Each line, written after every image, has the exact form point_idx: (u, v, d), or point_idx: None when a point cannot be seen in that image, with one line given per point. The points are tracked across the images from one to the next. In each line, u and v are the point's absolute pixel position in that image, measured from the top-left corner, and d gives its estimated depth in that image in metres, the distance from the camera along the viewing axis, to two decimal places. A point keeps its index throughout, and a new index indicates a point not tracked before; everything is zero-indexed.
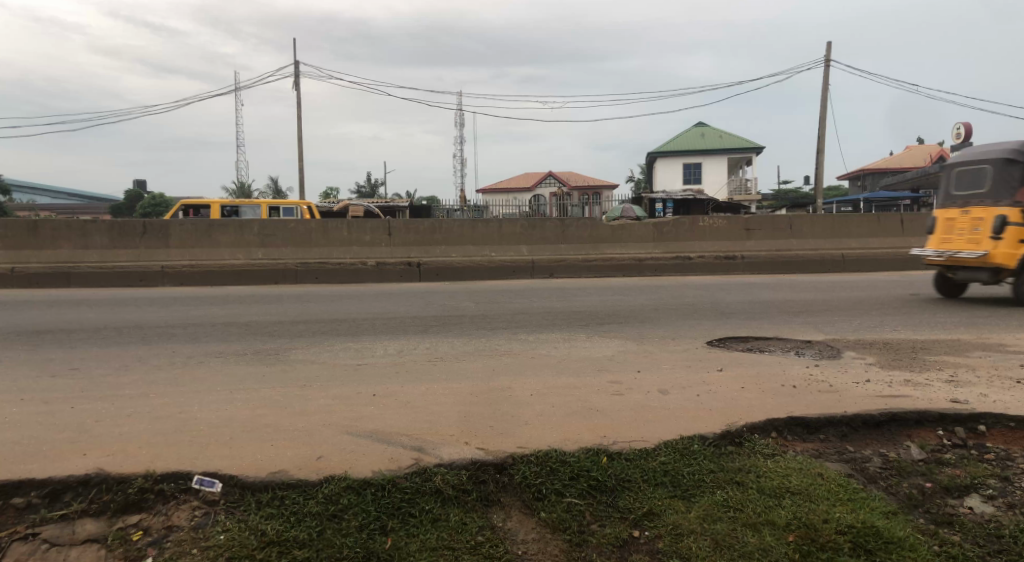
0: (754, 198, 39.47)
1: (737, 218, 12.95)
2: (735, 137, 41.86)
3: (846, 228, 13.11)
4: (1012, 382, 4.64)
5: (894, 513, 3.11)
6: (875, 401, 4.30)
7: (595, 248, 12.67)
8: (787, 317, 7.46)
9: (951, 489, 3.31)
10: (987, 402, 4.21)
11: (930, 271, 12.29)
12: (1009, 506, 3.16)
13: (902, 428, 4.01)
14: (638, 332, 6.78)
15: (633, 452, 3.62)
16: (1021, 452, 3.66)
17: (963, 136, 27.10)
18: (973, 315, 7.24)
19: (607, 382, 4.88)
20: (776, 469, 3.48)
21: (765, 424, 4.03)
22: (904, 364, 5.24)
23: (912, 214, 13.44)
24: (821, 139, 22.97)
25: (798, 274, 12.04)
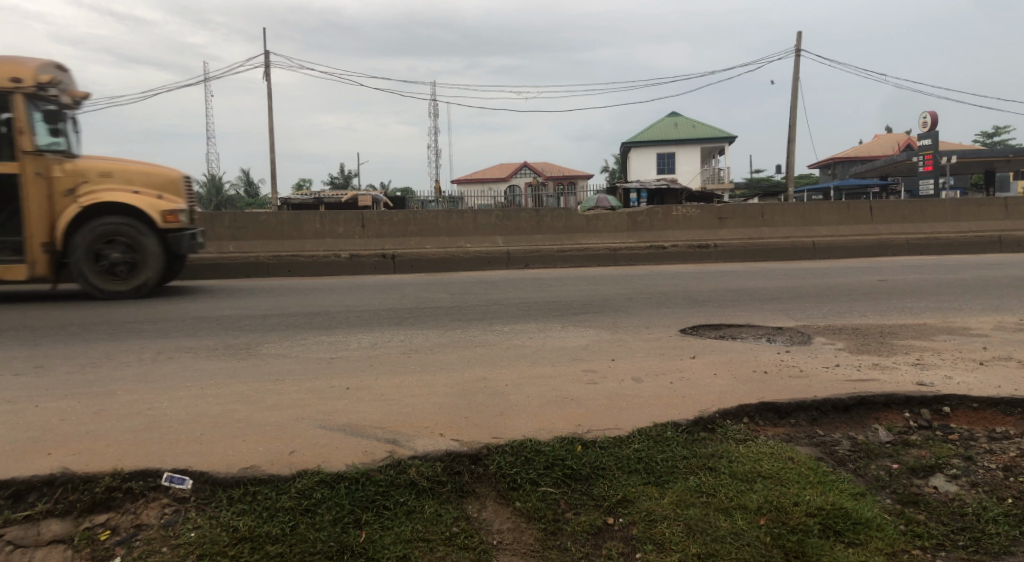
0: (727, 188, 39.81)
1: (710, 207, 13.12)
2: (708, 127, 42.19)
3: (815, 216, 13.33)
4: (976, 364, 4.75)
5: (862, 494, 3.17)
6: (844, 386, 4.37)
7: (569, 238, 12.72)
8: (759, 304, 7.54)
9: (917, 470, 3.38)
10: (952, 384, 4.31)
11: (898, 257, 12.49)
12: (973, 484, 3.24)
13: (870, 412, 4.08)
14: (612, 321, 6.81)
15: (607, 440, 3.64)
16: (984, 431, 3.74)
17: (929, 125, 27.59)
18: (938, 299, 7.39)
19: (581, 371, 4.90)
20: (748, 454, 3.52)
21: (736, 410, 4.08)
22: (872, 349, 5.33)
23: (880, 202, 13.64)
24: (792, 129, 23.22)
25: (770, 262, 12.18)
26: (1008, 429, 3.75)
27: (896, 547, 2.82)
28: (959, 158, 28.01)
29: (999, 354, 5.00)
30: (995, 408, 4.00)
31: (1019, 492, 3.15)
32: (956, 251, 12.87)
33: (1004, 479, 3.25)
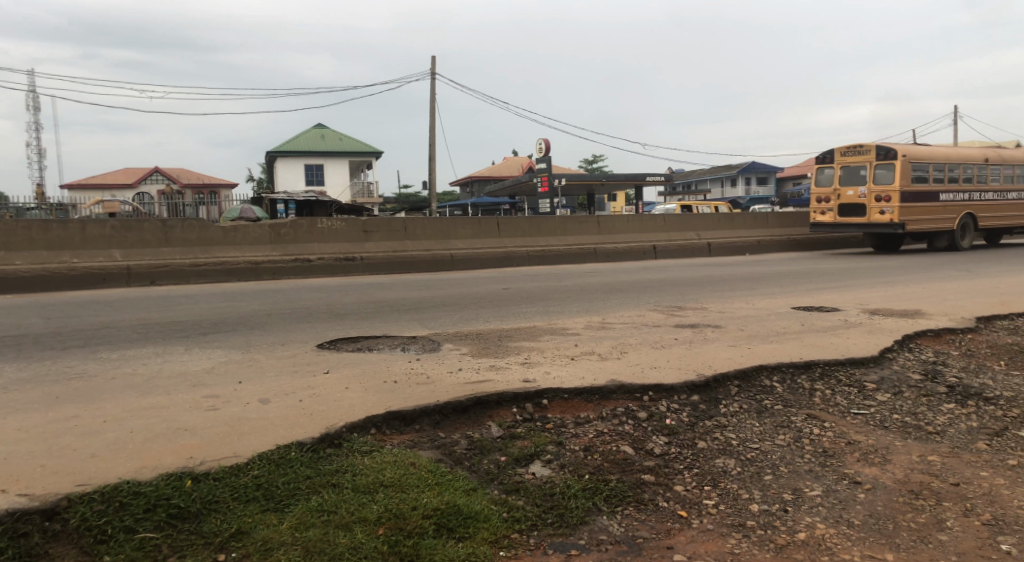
0: (375, 201, 40.87)
1: (354, 219, 13.14)
2: (356, 142, 42.84)
3: (452, 230, 14.15)
4: (568, 359, 5.52)
5: (474, 489, 3.42)
6: (463, 388, 4.69)
7: (204, 250, 11.66)
8: (397, 315, 7.80)
9: (520, 459, 3.77)
10: (550, 379, 4.91)
11: (521, 268, 13.89)
12: (562, 466, 3.71)
13: (485, 410, 4.43)
14: (245, 339, 6.41)
15: (222, 470, 3.37)
16: (572, 418, 4.33)
17: (544, 151, 31.62)
18: (548, 304, 8.46)
19: (201, 397, 4.49)
20: (372, 465, 3.55)
21: (363, 422, 4.10)
22: (490, 351, 5.86)
23: (506, 218, 14.91)
24: (433, 146, 24.52)
25: (411, 273, 12.68)
26: (589, 414, 4.40)
27: (498, 534, 3.09)
28: (568, 181, 32.50)
29: (586, 349, 5.88)
30: (580, 396, 4.65)
31: (595, 467, 3.70)
32: (562, 261, 14.91)
33: (585, 458, 3.79)
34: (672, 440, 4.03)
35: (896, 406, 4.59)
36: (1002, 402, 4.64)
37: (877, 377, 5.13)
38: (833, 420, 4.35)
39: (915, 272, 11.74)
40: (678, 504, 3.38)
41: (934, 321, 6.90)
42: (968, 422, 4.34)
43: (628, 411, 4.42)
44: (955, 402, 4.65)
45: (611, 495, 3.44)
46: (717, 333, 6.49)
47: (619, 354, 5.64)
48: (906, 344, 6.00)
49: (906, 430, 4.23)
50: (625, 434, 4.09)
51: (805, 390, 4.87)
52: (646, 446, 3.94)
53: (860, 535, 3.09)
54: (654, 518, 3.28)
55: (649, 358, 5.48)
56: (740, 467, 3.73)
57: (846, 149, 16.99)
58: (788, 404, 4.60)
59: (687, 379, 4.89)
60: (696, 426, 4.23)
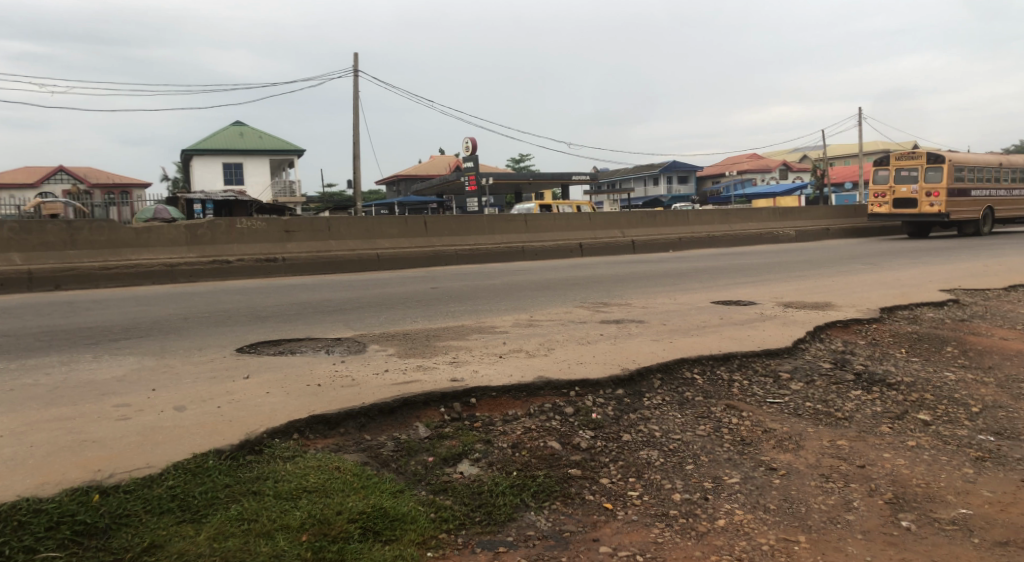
0: (298, 201, 39.93)
1: (276, 219, 12.78)
2: (278, 140, 41.76)
3: (378, 229, 13.93)
4: (496, 357, 5.53)
5: (401, 491, 3.38)
6: (389, 388, 4.63)
7: (114, 253, 11.11)
8: (321, 316, 7.65)
9: (448, 459, 3.75)
10: (478, 378, 4.89)
11: (448, 267, 13.82)
12: (490, 464, 3.71)
13: (412, 411, 4.38)
14: (160, 345, 6.15)
15: (134, 483, 3.21)
16: (500, 416, 4.34)
17: (470, 150, 31.59)
18: (475, 302, 8.48)
19: (111, 407, 4.27)
20: (295, 470, 3.45)
21: (286, 427, 3.99)
22: (417, 352, 5.81)
23: (434, 217, 14.79)
24: (356, 144, 24.10)
25: (336, 274, 12.45)
26: (517, 411, 4.41)
27: (426, 535, 3.07)
28: (495, 179, 32.59)
29: (513, 347, 5.91)
30: (508, 393, 4.66)
31: (523, 463, 3.72)
32: (489, 259, 14.93)
33: (513, 455, 3.80)
34: (598, 434, 4.10)
35: (808, 394, 4.81)
36: (903, 387, 4.92)
37: (790, 367, 5.36)
38: (750, 409, 4.52)
39: (824, 266, 12.34)
40: (604, 496, 3.44)
41: (842, 312, 7.25)
42: (873, 407, 4.58)
43: (555, 407, 4.46)
44: (861, 388, 4.91)
45: (538, 490, 3.46)
46: (640, 328, 6.64)
47: (546, 351, 5.69)
48: (817, 335, 6.28)
49: (818, 416, 4.43)
50: (553, 429, 4.13)
51: (724, 381, 5.04)
52: (572, 441, 3.99)
53: (775, 519, 3.21)
54: (581, 511, 3.32)
55: (575, 354, 5.55)
56: (663, 458, 3.82)
57: (902, 155, 21.72)
58: (708, 396, 4.75)
59: (612, 373, 4.98)
60: (621, 419, 4.31)
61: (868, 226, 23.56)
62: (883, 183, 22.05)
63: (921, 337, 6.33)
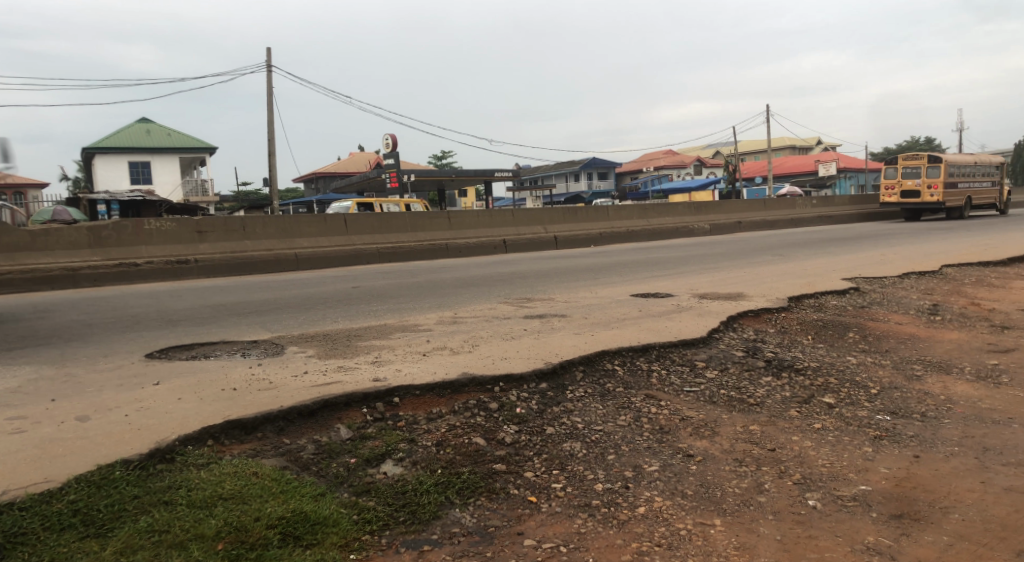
0: (209, 200, 38.47)
1: (187, 219, 12.28)
2: (189, 137, 40.14)
3: (296, 228, 13.58)
4: (419, 355, 5.49)
5: (322, 494, 3.32)
6: (309, 390, 4.52)
7: (6, 257, 10.43)
8: (237, 319, 7.40)
9: (371, 459, 3.69)
10: (401, 377, 4.83)
11: (370, 266, 13.63)
12: (414, 463, 3.67)
13: (333, 413, 4.28)
14: (58, 354, 5.79)
15: (31, 499, 3.03)
16: (424, 414, 4.31)
17: (390, 147, 31.19)
18: (398, 301, 8.38)
19: (3, 421, 4.00)
20: (209, 478, 3.32)
21: (199, 434, 3.84)
22: (338, 352, 5.70)
23: (353, 215, 14.52)
24: (271, 141, 23.39)
25: (252, 276, 12.09)
26: (441, 409, 4.39)
27: (348, 537, 3.02)
28: (418, 176, 32.38)
29: (437, 344, 5.88)
30: (432, 392, 4.63)
31: (448, 461, 3.71)
32: (412, 258, 14.80)
33: (437, 453, 3.78)
34: (522, 428, 4.13)
35: (723, 382, 4.99)
36: (810, 372, 5.17)
37: (705, 356, 5.55)
38: (668, 399, 4.65)
39: (736, 258, 12.85)
40: (528, 490, 3.47)
41: (753, 302, 7.55)
42: (782, 392, 4.80)
43: (479, 403, 4.46)
44: (772, 375, 5.13)
45: (463, 487, 3.46)
46: (563, 322, 6.72)
47: (471, 348, 5.70)
48: (731, 325, 6.51)
49: (731, 403, 4.60)
50: (477, 426, 4.13)
51: (643, 372, 5.17)
52: (497, 436, 4.01)
53: (692, 504, 3.32)
54: (505, 506, 3.34)
55: (499, 350, 5.56)
56: (585, 450, 3.88)
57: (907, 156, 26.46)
58: (629, 386, 4.86)
59: (535, 368, 5.01)
60: (544, 413, 4.36)
61: (777, 220, 24.61)
62: (893, 179, 26.90)
63: (826, 324, 6.68)
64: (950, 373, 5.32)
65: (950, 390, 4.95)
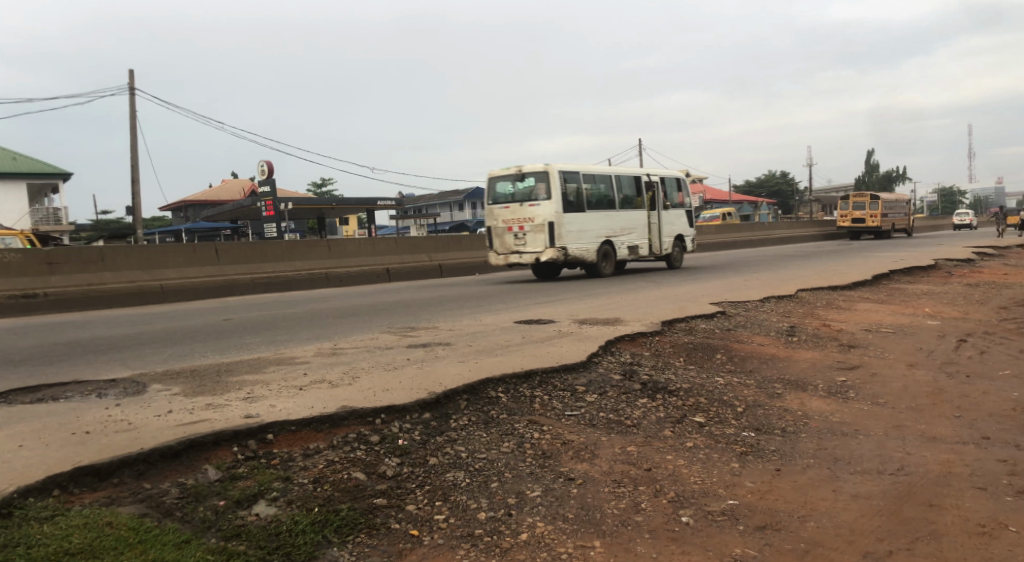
0: (64, 230, 35.54)
1: (36, 250, 11.32)
2: (40, 162, 37.08)
3: (161, 259, 12.76)
4: (296, 389, 5.27)
5: (187, 541, 3.10)
6: (173, 431, 4.22)
7: None
8: (92, 356, 6.85)
9: (242, 501, 3.49)
10: (275, 413, 4.61)
11: (243, 297, 13.01)
12: (288, 503, 3.50)
13: (199, 453, 4.02)
14: None
15: None
16: (300, 450, 4.13)
17: (267, 175, 30.12)
18: (274, 333, 8.06)
19: None
20: (54, 532, 3.02)
21: (43, 484, 3.50)
22: (206, 389, 5.36)
23: (225, 244, 13.79)
24: (134, 167, 22.00)
25: (111, 310, 11.26)
26: (319, 444, 4.23)
27: None
28: (297, 205, 31.42)
29: (315, 378, 5.67)
30: (309, 426, 4.44)
31: (325, 498, 3.56)
32: (289, 287, 14.27)
33: (314, 490, 3.63)
34: (404, 460, 4.05)
35: (602, 405, 5.12)
36: (683, 393, 5.40)
37: (586, 380, 5.67)
38: (550, 423, 4.72)
39: (615, 284, 13.34)
40: (410, 523, 3.40)
41: (630, 326, 7.83)
42: (657, 413, 4.99)
43: (360, 436, 4.34)
44: (647, 396, 5.33)
45: (341, 525, 3.34)
46: (447, 350, 6.69)
47: (351, 380, 5.53)
48: (609, 349, 6.71)
49: (610, 425, 4.72)
50: (357, 460, 4.01)
51: (526, 398, 5.21)
52: (377, 469, 3.90)
53: (573, 528, 3.37)
54: (386, 541, 3.25)
55: (381, 381, 5.44)
56: (468, 479, 3.85)
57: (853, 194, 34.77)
58: (512, 413, 4.89)
59: (417, 398, 4.93)
60: (428, 443, 4.30)
61: None
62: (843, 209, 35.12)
63: (696, 346, 7.02)
64: (805, 390, 5.73)
65: (806, 405, 5.33)
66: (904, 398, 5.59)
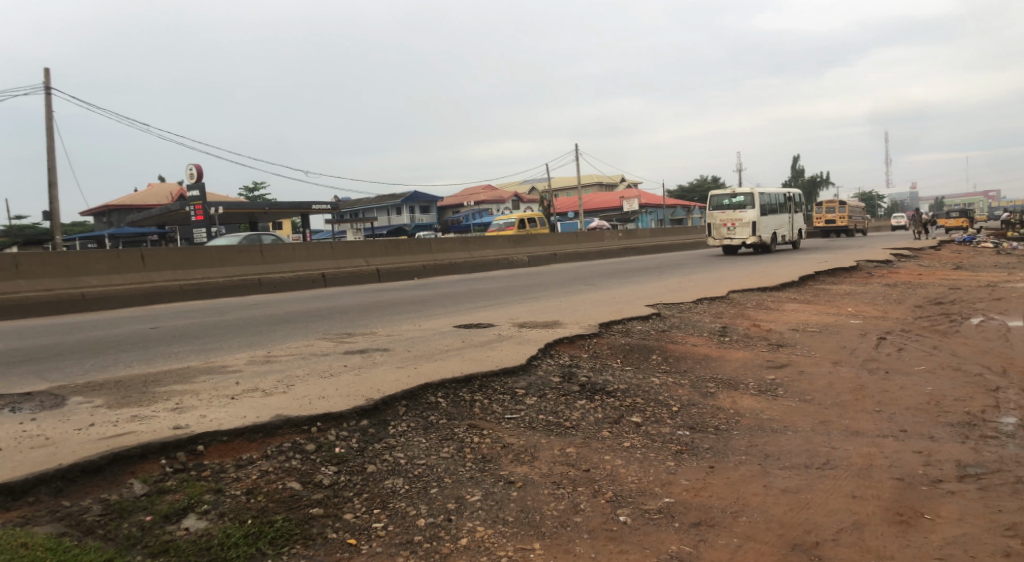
0: None
1: None
2: None
3: (82, 265, 12.21)
4: (228, 399, 5.11)
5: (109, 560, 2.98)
6: (95, 445, 4.03)
7: None
8: (6, 369, 6.48)
9: (170, 515, 3.36)
10: (205, 423, 4.45)
11: (172, 305, 12.59)
12: (220, 515, 3.39)
13: (124, 467, 3.86)
14: None
15: None
16: (232, 461, 4.01)
17: (197, 177, 29.24)
18: (203, 341, 7.80)
19: None
20: None
21: None
22: (132, 401, 5.14)
23: (151, 250, 13.26)
24: (51, 170, 20.96)
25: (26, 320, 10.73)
26: (252, 454, 4.11)
27: None
28: (229, 209, 30.58)
29: (248, 386, 5.51)
30: (241, 437, 4.30)
31: (259, 509, 3.47)
32: (220, 293, 13.85)
33: (247, 502, 3.52)
34: (342, 468, 3.98)
35: (542, 407, 5.15)
36: (621, 394, 5.49)
37: (525, 383, 5.69)
38: (490, 427, 4.72)
39: (555, 287, 13.47)
40: (347, 532, 3.34)
41: (568, 329, 7.90)
42: (595, 414, 5.05)
43: (295, 445, 4.24)
44: (586, 398, 5.38)
45: (276, 536, 3.27)
46: (385, 356, 6.61)
47: (286, 388, 5.40)
48: (548, 352, 6.76)
49: (550, 428, 4.76)
50: (291, 469, 3.91)
51: (466, 402, 5.20)
52: (314, 479, 3.82)
53: (512, 531, 3.37)
54: (323, 551, 3.20)
55: (317, 389, 5.33)
56: (407, 485, 3.82)
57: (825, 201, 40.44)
58: (452, 418, 4.87)
59: (354, 405, 4.85)
60: (366, 451, 4.24)
61: (588, 250, 26.22)
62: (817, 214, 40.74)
63: (633, 348, 7.14)
64: (737, 389, 5.89)
65: (738, 403, 5.49)
66: (829, 395, 5.81)
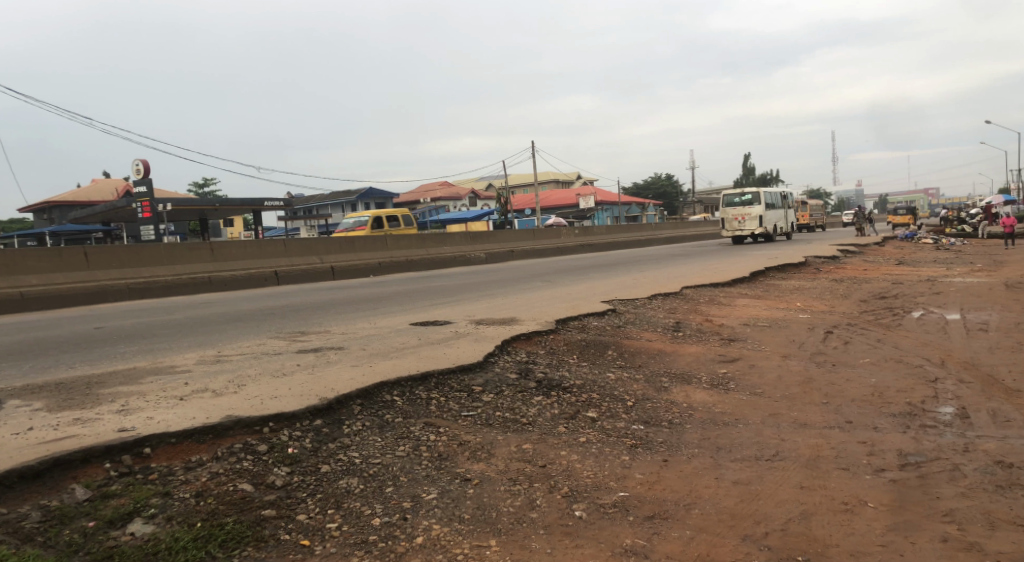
0: None
1: None
2: None
3: (21, 264, 11.76)
4: (176, 400, 4.99)
5: None
6: (34, 450, 3.88)
7: None
8: None
9: (114, 520, 3.26)
10: (152, 425, 4.33)
11: (119, 304, 12.25)
12: (167, 519, 3.30)
13: (66, 472, 3.72)
14: None
15: None
16: (180, 464, 3.91)
17: (143, 173, 28.44)
18: (151, 341, 7.59)
19: None
20: None
21: None
22: (74, 403, 4.97)
23: (95, 247, 12.84)
24: None
25: None
26: (201, 456, 4.02)
27: None
28: (178, 206, 29.83)
29: (197, 387, 5.38)
30: (190, 438, 4.20)
31: (209, 512, 3.39)
32: (169, 292, 13.51)
33: (196, 505, 3.44)
34: (295, 468, 3.92)
35: (499, 404, 5.15)
36: (577, 390, 5.53)
37: (483, 380, 5.69)
38: (447, 425, 4.70)
39: (511, 284, 13.51)
40: (300, 533, 3.29)
41: (525, 325, 7.93)
42: (552, 410, 5.07)
43: (246, 446, 4.16)
44: (542, 394, 5.41)
45: (227, 539, 3.20)
46: (339, 355, 6.53)
47: (237, 388, 5.29)
48: (505, 348, 6.77)
49: (506, 424, 4.77)
50: (242, 471, 3.83)
51: (423, 400, 5.17)
52: (266, 480, 3.75)
53: (469, 528, 3.37)
54: (275, 554, 3.15)
55: (270, 388, 5.24)
56: (362, 485, 3.78)
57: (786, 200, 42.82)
58: (408, 416, 4.83)
59: (308, 404, 4.78)
60: (319, 451, 4.18)
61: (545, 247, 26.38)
62: None
63: (589, 343, 7.21)
64: (690, 383, 5.99)
65: (691, 397, 5.58)
66: (779, 387, 5.96)
